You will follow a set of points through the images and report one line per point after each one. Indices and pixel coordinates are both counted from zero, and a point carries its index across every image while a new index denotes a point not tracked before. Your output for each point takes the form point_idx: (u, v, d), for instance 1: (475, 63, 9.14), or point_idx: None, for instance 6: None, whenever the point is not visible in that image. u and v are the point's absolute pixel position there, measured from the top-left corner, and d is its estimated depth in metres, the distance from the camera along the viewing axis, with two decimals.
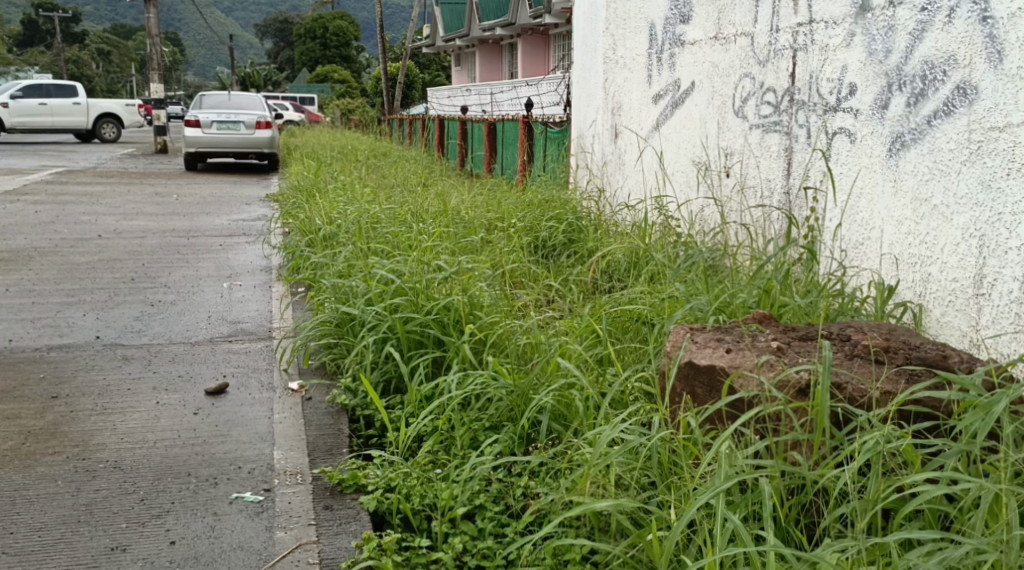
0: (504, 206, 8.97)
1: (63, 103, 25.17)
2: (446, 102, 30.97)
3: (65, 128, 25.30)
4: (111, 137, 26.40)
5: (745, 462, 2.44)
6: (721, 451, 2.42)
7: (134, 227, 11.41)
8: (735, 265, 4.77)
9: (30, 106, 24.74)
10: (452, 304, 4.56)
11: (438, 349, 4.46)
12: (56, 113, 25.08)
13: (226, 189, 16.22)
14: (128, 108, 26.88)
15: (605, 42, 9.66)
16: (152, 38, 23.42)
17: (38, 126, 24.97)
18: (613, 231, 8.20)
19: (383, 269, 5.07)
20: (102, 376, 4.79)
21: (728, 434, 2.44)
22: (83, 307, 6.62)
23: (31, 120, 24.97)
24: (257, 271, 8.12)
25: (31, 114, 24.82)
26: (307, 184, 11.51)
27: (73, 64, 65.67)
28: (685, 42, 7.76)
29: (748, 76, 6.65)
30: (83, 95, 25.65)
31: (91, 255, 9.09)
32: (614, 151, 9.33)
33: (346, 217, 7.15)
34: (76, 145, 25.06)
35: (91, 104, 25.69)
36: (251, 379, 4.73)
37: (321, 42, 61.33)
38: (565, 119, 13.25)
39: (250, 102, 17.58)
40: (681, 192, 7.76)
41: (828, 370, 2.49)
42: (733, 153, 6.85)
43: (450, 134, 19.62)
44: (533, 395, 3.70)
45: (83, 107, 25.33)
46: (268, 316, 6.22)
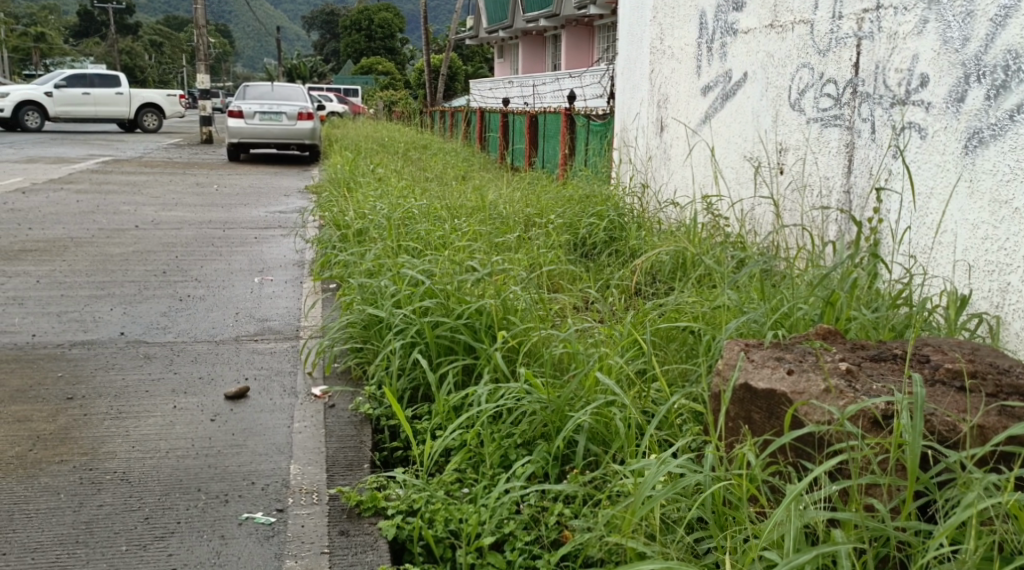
0: (544, 202, 8.67)
1: (108, 92, 25.27)
2: (488, 94, 30.71)
3: (110, 117, 25.41)
4: (154, 127, 26.50)
5: (818, 515, 2.14)
6: (791, 502, 2.12)
7: (171, 217, 11.28)
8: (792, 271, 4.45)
9: (75, 95, 24.86)
10: (485, 308, 4.30)
11: (470, 356, 4.20)
12: (100, 102, 25.20)
13: (266, 181, 16.10)
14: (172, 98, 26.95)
15: (652, 32, 9.32)
16: (197, 28, 23.41)
17: (83, 115, 25.10)
18: (657, 229, 7.88)
19: (414, 269, 4.82)
20: (121, 377, 4.58)
21: (800, 484, 2.13)
22: (110, 301, 6.44)
23: (77, 109, 25.10)
24: (290, 265, 7.91)
25: (76, 103, 24.95)
26: (345, 176, 11.30)
27: (121, 54, 66.35)
28: (738, 30, 7.40)
29: (806, 66, 6.29)
30: (127, 84, 25.75)
31: (125, 246, 8.95)
32: (659, 145, 9.01)
33: (382, 212, 6.91)
34: (120, 134, 25.15)
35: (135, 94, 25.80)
36: (274, 383, 4.49)
37: (365, 34, 61.40)
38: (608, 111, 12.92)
39: (291, 92, 17.44)
40: (730, 189, 7.42)
41: (922, 412, 2.19)
42: (788, 148, 6.50)
43: (491, 126, 19.38)
44: (570, 411, 3.42)
45: (127, 97, 25.45)
46: (297, 314, 6.00)
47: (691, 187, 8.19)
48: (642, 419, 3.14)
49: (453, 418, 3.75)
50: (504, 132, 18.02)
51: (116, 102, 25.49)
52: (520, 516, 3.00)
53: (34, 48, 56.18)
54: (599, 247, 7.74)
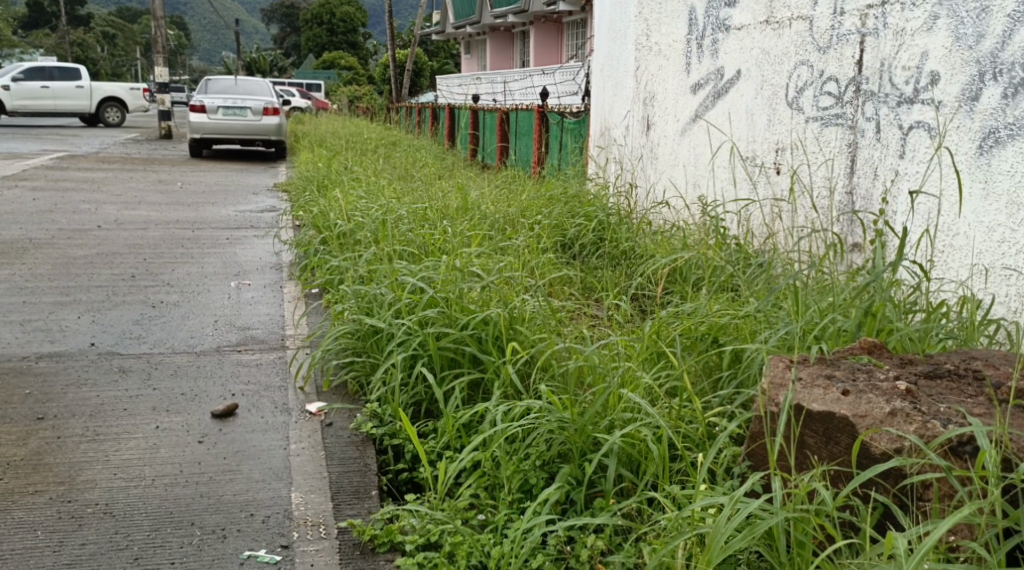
0: (525, 200, 8.44)
1: (69, 86, 24.67)
2: (457, 90, 30.39)
3: (72, 112, 24.81)
4: (117, 121, 25.72)
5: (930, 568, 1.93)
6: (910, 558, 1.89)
7: (136, 217, 10.89)
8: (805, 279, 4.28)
9: (33, 89, 24.26)
10: (491, 317, 4.06)
11: (476, 370, 3.97)
12: (59, 96, 24.61)
13: (233, 178, 15.71)
14: (136, 93, 26.39)
15: (637, 27, 9.11)
16: (159, 22, 22.84)
17: (42, 110, 24.49)
18: (644, 230, 7.69)
19: (411, 276, 4.58)
20: (96, 393, 4.27)
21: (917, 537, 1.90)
22: (78, 308, 6.10)
23: (36, 103, 24.47)
24: (267, 268, 7.60)
25: (33, 97, 24.34)
26: (318, 175, 10.99)
27: (77, 47, 65.17)
28: (730, 27, 7.21)
29: (805, 64, 6.10)
30: (87, 77, 25.14)
31: (89, 248, 8.58)
32: (645, 144, 8.82)
33: (366, 215, 6.64)
34: (82, 129, 24.54)
35: (96, 88, 25.21)
36: (263, 399, 4.21)
37: (329, 28, 60.76)
38: (582, 108, 12.71)
39: (259, 88, 17.03)
40: (722, 190, 7.24)
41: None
42: (786, 147, 6.32)
43: (461, 123, 19.10)
44: (593, 430, 3.17)
45: (87, 90, 24.87)
46: (281, 322, 5.71)
47: (682, 187, 7.99)
48: (676, 441, 2.92)
49: (464, 438, 3.53)
50: (475, 129, 17.76)
51: (77, 97, 24.88)
52: (547, 547, 2.79)
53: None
54: (588, 249, 7.54)
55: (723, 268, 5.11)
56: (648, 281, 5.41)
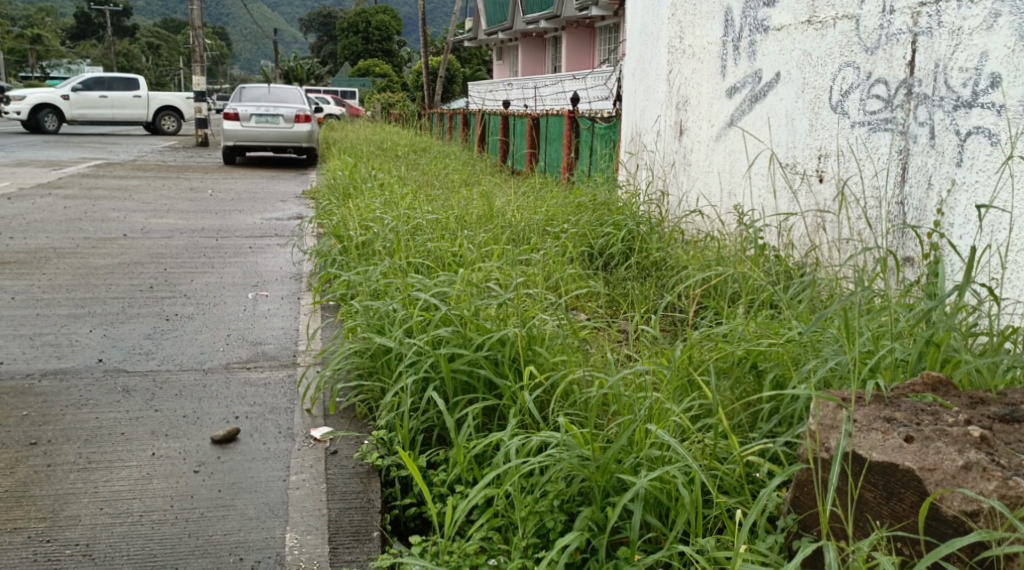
0: (554, 209, 8.17)
1: (128, 96, 24.87)
2: (489, 95, 30.20)
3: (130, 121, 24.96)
4: (173, 129, 26.22)
5: None
6: None
7: (161, 225, 10.74)
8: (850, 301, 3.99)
9: (92, 99, 24.36)
10: (508, 337, 3.77)
11: (492, 395, 3.69)
12: (117, 106, 24.72)
13: (262, 185, 15.58)
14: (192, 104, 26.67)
15: (670, 30, 8.80)
16: (194, 29, 22.83)
17: (99, 119, 24.51)
18: (676, 240, 7.40)
19: (425, 291, 4.30)
20: (94, 415, 4.04)
21: None
22: (90, 321, 5.88)
23: (95, 112, 24.52)
24: (287, 279, 7.37)
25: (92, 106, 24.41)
26: (344, 183, 10.79)
27: (116, 56, 65.90)
28: (769, 27, 6.89)
29: (851, 65, 5.83)
30: (145, 87, 25.36)
31: (111, 257, 8.40)
32: (678, 149, 8.51)
33: (386, 224, 6.40)
34: (127, 137, 24.64)
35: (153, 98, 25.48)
36: (268, 423, 3.94)
37: (363, 35, 60.96)
38: (613, 114, 12.42)
39: (289, 94, 16.89)
40: (760, 198, 6.93)
41: None
42: (830, 154, 6.03)
43: (491, 129, 18.88)
44: (617, 468, 2.87)
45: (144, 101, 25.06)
46: (294, 337, 5.46)
47: (717, 196, 7.67)
48: (711, 485, 2.62)
49: (477, 470, 3.25)
50: (505, 135, 17.52)
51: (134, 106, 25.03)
52: None
53: (30, 48, 55.56)
54: (618, 260, 7.24)
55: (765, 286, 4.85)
56: (682, 297, 5.11)
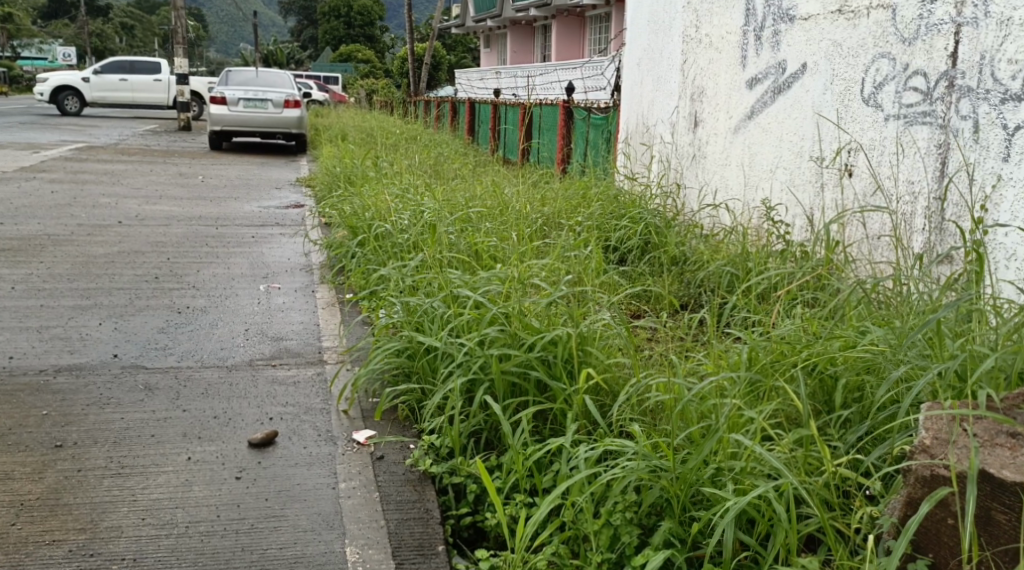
0: (564, 202, 8.01)
1: (147, 79, 24.79)
2: (477, 84, 29.92)
3: (150, 103, 24.93)
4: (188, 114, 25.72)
5: None
6: None
7: (157, 212, 10.49)
8: (910, 307, 3.91)
9: (111, 81, 24.43)
10: (560, 335, 3.63)
11: (544, 398, 3.55)
12: (136, 88, 24.68)
13: (254, 172, 15.31)
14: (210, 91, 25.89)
15: (685, 19, 8.64)
16: (178, 11, 22.40)
17: (118, 101, 24.58)
18: (692, 235, 7.27)
19: (469, 288, 4.17)
20: (119, 415, 3.85)
21: None
22: (99, 313, 5.67)
23: (114, 95, 24.58)
24: (297, 270, 7.17)
25: (111, 89, 24.48)
26: (344, 171, 10.58)
27: (96, 38, 65.00)
28: (795, 17, 6.74)
29: (885, 57, 5.68)
30: (164, 70, 25.26)
31: (110, 246, 8.16)
32: (692, 141, 8.37)
33: (405, 215, 6.25)
34: (115, 120, 24.25)
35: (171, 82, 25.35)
36: (306, 425, 3.78)
37: (346, 21, 60.46)
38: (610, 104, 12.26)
39: (279, 79, 16.59)
40: (784, 191, 6.81)
41: None
42: (861, 148, 5.90)
43: (482, 117, 18.66)
44: (695, 479, 2.73)
45: (163, 84, 24.99)
46: (317, 332, 5.28)
47: (736, 189, 7.55)
48: (806, 499, 2.49)
49: (536, 478, 3.12)
50: (495, 124, 17.33)
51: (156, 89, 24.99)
52: None
53: (8, 28, 54.66)
54: (634, 254, 7.08)
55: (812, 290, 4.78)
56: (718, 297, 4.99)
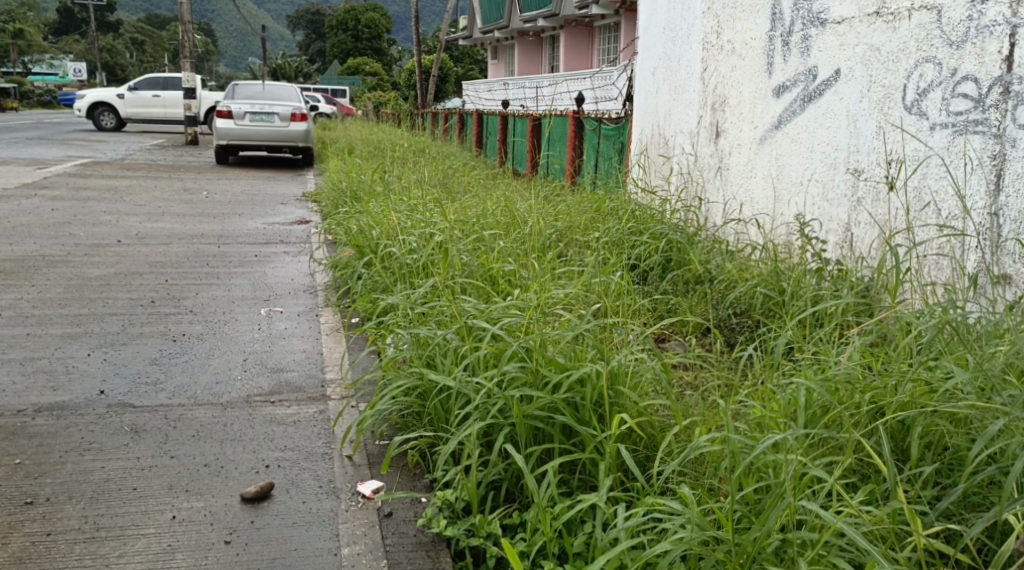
0: (580, 217, 7.65)
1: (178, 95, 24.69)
2: (484, 95, 29.56)
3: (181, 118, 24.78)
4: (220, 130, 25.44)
5: None
6: None
7: (157, 230, 10.13)
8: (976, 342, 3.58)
9: (144, 97, 24.42)
10: (589, 373, 3.23)
11: (571, 445, 3.16)
12: (168, 105, 24.61)
13: (259, 187, 14.98)
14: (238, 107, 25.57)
15: (705, 25, 8.26)
16: (183, 25, 22.08)
17: (150, 118, 24.56)
18: (715, 251, 6.88)
19: (489, 317, 3.79)
20: (100, 464, 3.48)
21: None
22: (88, 343, 5.29)
23: (148, 111, 24.60)
24: (300, 292, 6.78)
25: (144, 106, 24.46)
26: (351, 186, 10.23)
27: (104, 53, 65.02)
28: (827, 20, 6.36)
29: (930, 62, 5.36)
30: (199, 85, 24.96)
31: (106, 267, 7.80)
32: (714, 153, 7.99)
33: (415, 234, 5.90)
34: (121, 134, 23.95)
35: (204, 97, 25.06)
36: (305, 474, 3.41)
37: (353, 34, 60.33)
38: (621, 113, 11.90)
39: (284, 92, 16.26)
40: (817, 205, 6.43)
41: None
42: (903, 159, 5.56)
43: (490, 129, 18.31)
44: (758, 554, 2.35)
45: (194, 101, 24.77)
46: (321, 363, 4.89)
47: (763, 203, 7.16)
48: None
49: (568, 543, 2.74)
50: (504, 136, 16.96)
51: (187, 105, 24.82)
52: None
53: (16, 45, 54.65)
54: (655, 273, 6.68)
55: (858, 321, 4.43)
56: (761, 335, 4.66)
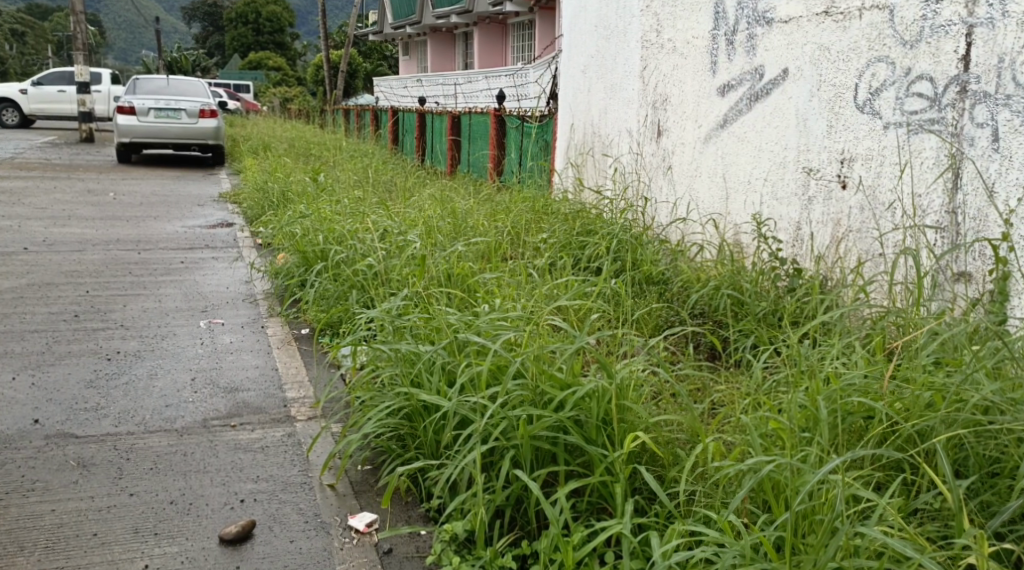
0: (519, 214, 7.42)
1: None
2: (398, 91, 29.10)
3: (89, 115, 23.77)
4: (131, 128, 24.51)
5: None
6: None
7: (66, 236, 9.56)
8: (968, 330, 3.47)
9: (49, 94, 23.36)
10: (594, 388, 3.06)
11: (579, 465, 3.00)
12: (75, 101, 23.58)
13: (170, 187, 14.36)
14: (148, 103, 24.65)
15: (644, 23, 8.08)
16: (77, 16, 20.98)
17: (55, 115, 23.49)
18: (658, 249, 6.65)
19: (477, 330, 3.61)
20: (50, 506, 3.20)
21: None
22: (10, 365, 4.88)
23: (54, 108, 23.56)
24: (239, 302, 6.43)
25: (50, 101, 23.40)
26: (275, 187, 9.84)
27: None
28: (773, 20, 6.01)
29: (883, 61, 4.96)
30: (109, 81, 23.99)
31: (16, 278, 7.28)
32: (656, 152, 7.81)
33: (368, 241, 5.67)
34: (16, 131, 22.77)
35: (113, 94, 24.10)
36: (287, 509, 3.18)
37: (255, 28, 58.90)
38: (545, 112, 11.71)
39: (192, 88, 15.62)
40: (770, 201, 5.96)
41: None
42: (856, 158, 5.15)
43: (408, 126, 17.92)
44: None
45: None
46: (277, 380, 4.62)
47: (710, 202, 6.86)
48: None
49: None
50: (423, 133, 16.62)
51: None
52: None
53: None
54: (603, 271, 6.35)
55: (825, 324, 4.35)
56: (738, 341, 4.59)
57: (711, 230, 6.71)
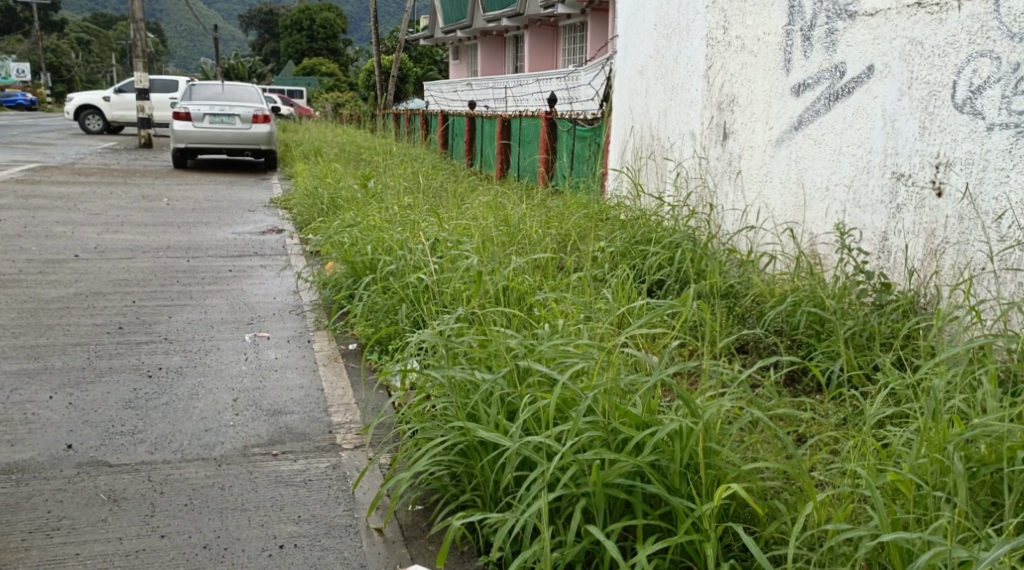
0: (578, 221, 7.05)
1: None
2: (449, 96, 28.88)
3: None
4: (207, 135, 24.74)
5: None
6: None
7: (118, 243, 9.37)
8: None
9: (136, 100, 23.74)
10: (676, 429, 2.68)
11: (660, 518, 2.62)
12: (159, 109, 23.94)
13: (222, 192, 14.21)
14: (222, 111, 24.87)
15: (709, 20, 7.63)
16: (136, 23, 21.02)
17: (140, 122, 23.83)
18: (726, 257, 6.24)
19: (540, 356, 3.24)
20: (74, 549, 2.91)
21: None
22: (48, 382, 4.62)
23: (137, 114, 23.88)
24: (286, 314, 6.13)
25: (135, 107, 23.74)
26: (327, 193, 9.57)
27: (53, 54, 63.19)
28: (856, 13, 5.57)
29: (988, 55, 4.50)
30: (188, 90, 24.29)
31: (64, 287, 7.07)
32: (721, 156, 7.37)
33: (420, 251, 5.35)
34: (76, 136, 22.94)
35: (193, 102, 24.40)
36: (331, 559, 2.86)
37: (309, 33, 59.27)
38: (593, 119, 11.40)
39: (246, 93, 15.46)
40: (852, 208, 5.52)
41: None
42: (955, 162, 4.68)
43: (457, 131, 17.63)
44: None
45: None
46: (322, 402, 4.30)
47: (782, 209, 6.43)
48: None
49: None
50: (473, 137, 16.31)
51: None
52: None
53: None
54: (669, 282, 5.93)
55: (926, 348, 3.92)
56: (823, 365, 4.18)
57: (784, 239, 6.27)
